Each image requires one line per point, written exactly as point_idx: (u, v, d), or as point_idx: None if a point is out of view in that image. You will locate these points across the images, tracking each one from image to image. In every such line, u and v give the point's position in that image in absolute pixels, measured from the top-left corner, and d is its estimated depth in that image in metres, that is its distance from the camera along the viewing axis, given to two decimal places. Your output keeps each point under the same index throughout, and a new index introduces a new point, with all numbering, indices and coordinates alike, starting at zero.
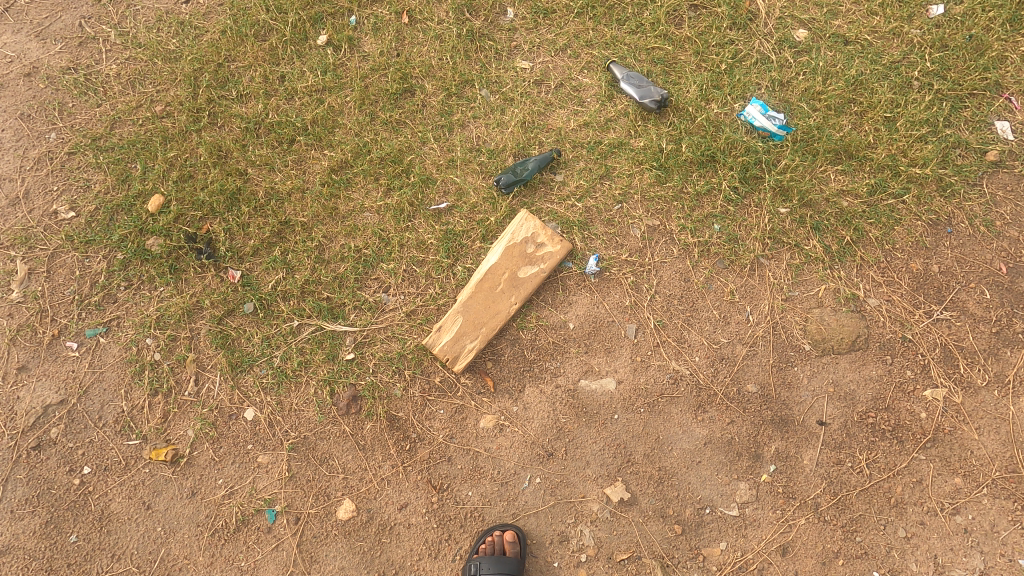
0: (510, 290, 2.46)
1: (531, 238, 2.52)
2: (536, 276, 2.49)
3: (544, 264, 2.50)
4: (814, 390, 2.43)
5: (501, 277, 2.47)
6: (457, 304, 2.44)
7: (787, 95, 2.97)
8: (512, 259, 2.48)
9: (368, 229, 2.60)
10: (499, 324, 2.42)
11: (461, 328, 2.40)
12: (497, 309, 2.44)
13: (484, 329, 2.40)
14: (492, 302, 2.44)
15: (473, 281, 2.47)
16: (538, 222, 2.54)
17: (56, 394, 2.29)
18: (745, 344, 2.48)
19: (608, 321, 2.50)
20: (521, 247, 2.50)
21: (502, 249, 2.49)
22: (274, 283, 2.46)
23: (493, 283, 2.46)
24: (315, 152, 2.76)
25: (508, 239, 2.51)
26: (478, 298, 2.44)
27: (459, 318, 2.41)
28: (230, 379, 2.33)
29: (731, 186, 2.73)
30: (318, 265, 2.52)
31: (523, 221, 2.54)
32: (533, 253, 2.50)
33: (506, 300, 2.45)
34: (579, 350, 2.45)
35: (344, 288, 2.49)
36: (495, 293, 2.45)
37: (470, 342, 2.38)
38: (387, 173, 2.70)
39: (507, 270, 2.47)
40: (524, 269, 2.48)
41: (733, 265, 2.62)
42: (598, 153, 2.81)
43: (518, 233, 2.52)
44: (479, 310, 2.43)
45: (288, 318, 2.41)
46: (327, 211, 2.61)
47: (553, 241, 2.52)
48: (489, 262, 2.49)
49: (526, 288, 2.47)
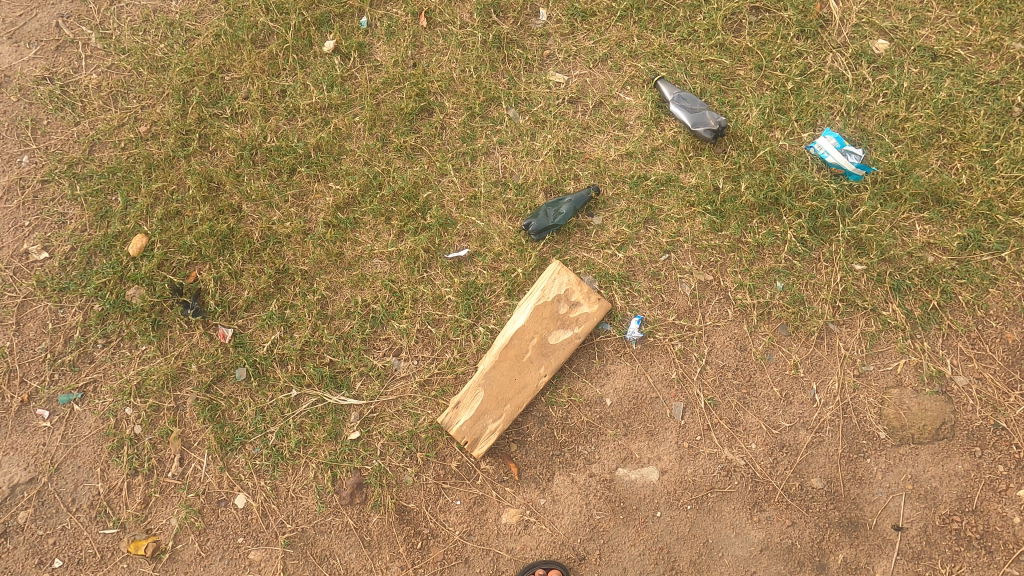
0: (539, 358, 2.14)
1: (564, 295, 2.18)
2: (569, 341, 2.16)
3: (578, 327, 2.18)
4: (889, 487, 2.10)
5: (529, 343, 2.14)
6: (478, 375, 2.11)
7: (864, 121, 2.55)
8: (543, 322, 2.16)
9: (377, 280, 2.27)
10: (526, 399, 2.11)
11: (483, 404, 2.08)
12: (524, 382, 2.12)
13: (509, 405, 2.10)
14: (519, 373, 2.12)
15: (497, 347, 2.14)
16: (573, 277, 2.20)
17: (26, 471, 2.03)
18: (810, 430, 2.15)
19: (651, 397, 2.18)
20: (553, 308, 2.17)
21: (531, 310, 2.15)
22: (270, 345, 2.16)
23: (519, 351, 2.13)
24: (318, 184, 2.41)
25: (538, 297, 2.17)
26: (502, 368, 2.12)
27: (481, 392, 2.09)
28: (219, 459, 2.05)
29: (798, 236, 2.33)
30: (321, 322, 2.21)
31: (555, 274, 2.19)
32: (567, 314, 2.17)
33: (535, 370, 2.13)
34: (616, 432, 2.14)
35: (349, 351, 2.19)
36: (522, 362, 2.13)
37: (493, 421, 2.08)
38: (400, 212, 2.36)
39: (536, 335, 2.15)
40: (556, 334, 2.16)
41: (799, 333, 2.25)
42: (643, 190, 2.43)
43: (550, 290, 2.18)
44: (503, 382, 2.11)
45: (286, 388, 2.12)
46: (331, 257, 2.28)
47: (590, 300, 2.19)
48: (515, 325, 2.15)
49: (557, 356, 2.15)
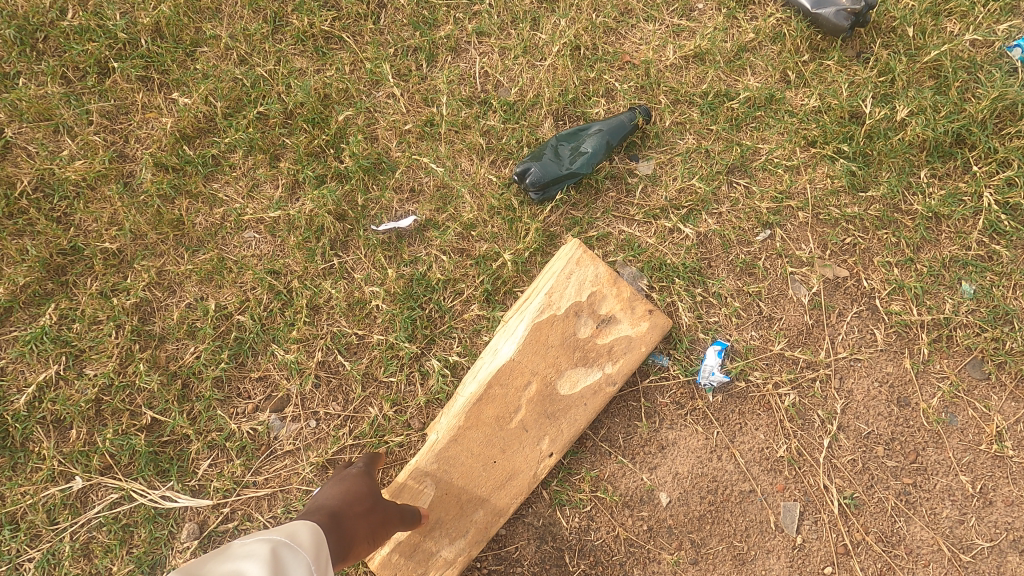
0: (537, 425, 1.15)
1: (587, 306, 1.17)
2: (594, 392, 1.17)
3: (612, 366, 1.18)
4: None
5: (521, 397, 1.14)
6: (425, 456, 1.12)
7: None
8: (546, 357, 1.15)
9: (247, 270, 1.25)
10: (513, 501, 1.14)
11: (432, 513, 1.11)
12: (510, 470, 1.14)
13: (482, 513, 1.12)
14: (500, 453, 1.14)
15: (461, 406, 1.14)
16: (604, 271, 1.18)
17: None
18: None
19: (743, 492, 1.20)
20: (565, 329, 1.16)
21: (525, 334, 1.14)
22: (35, 392, 1.15)
23: (502, 410, 1.14)
24: (150, 95, 1.35)
25: (539, 310, 1.15)
26: (470, 444, 1.13)
27: (428, 490, 1.11)
28: None
29: (1002, 203, 1.31)
30: (137, 348, 1.20)
31: (571, 266, 1.17)
32: (592, 341, 1.17)
33: (530, 448, 1.14)
34: (678, 558, 1.18)
35: (189, 402, 1.19)
36: (507, 431, 1.14)
37: (450, 543, 1.11)
38: (297, 147, 1.33)
39: (534, 381, 1.14)
40: (571, 378, 1.16)
41: (1003, 376, 1.26)
42: (725, 118, 1.41)
43: (561, 297, 1.16)
44: (471, 470, 1.13)
45: (62, 476, 1.13)
46: (162, 226, 1.25)
47: (635, 314, 1.18)
48: (496, 362, 1.15)
49: (572, 421, 1.16)
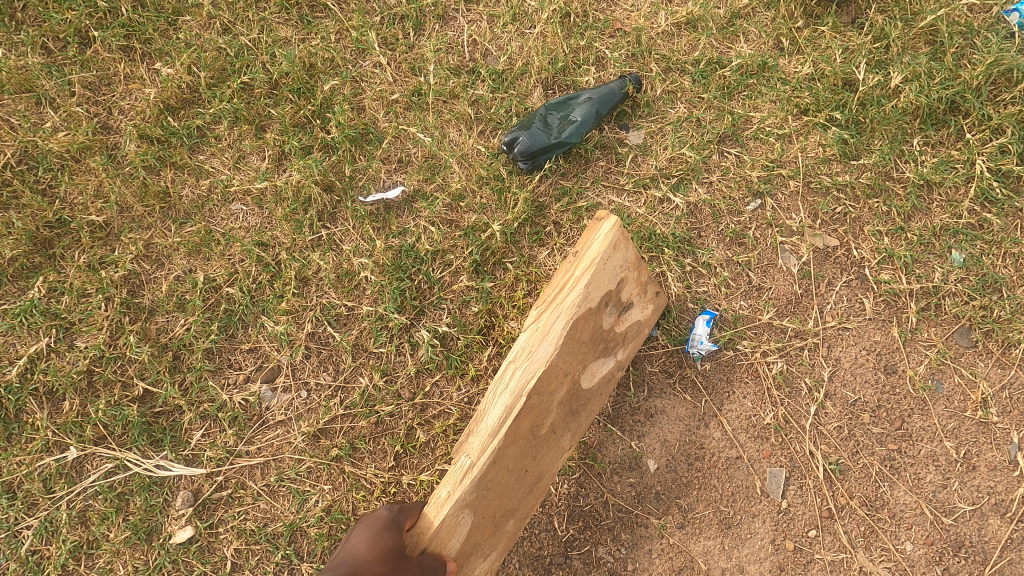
0: (564, 425, 1.06)
1: (615, 293, 1.04)
2: (608, 379, 1.12)
3: (624, 351, 1.12)
4: None
5: (555, 399, 1.02)
6: (462, 484, 0.94)
7: None
8: (579, 353, 1.03)
9: (234, 242, 1.25)
10: (541, 501, 1.08)
11: (468, 544, 0.97)
12: (541, 476, 1.05)
13: (514, 525, 1.04)
14: (532, 462, 1.02)
15: (491, 423, 0.96)
16: (632, 254, 1.04)
17: None
18: (1009, 519, 1.20)
19: (729, 458, 1.22)
20: (597, 321, 1.03)
21: (563, 332, 0.98)
22: (25, 364, 1.16)
23: (539, 418, 1.00)
24: (133, 65, 1.33)
25: (577, 303, 0.98)
26: (506, 462, 0.98)
27: (466, 521, 0.96)
28: None
29: (994, 169, 1.31)
30: (127, 320, 1.20)
31: (611, 250, 1.00)
32: (615, 330, 1.08)
33: (557, 448, 1.06)
34: (665, 524, 1.19)
35: (180, 372, 1.19)
36: (541, 438, 1.02)
37: (487, 563, 1.02)
38: (282, 118, 1.32)
39: (567, 380, 1.03)
40: (593, 370, 1.07)
41: (989, 343, 1.27)
42: (716, 86, 1.39)
43: (600, 287, 1.01)
44: (505, 489, 1.00)
45: (56, 446, 1.14)
46: (149, 198, 1.25)
47: (646, 297, 1.12)
48: (536, 367, 0.97)
49: (590, 413, 1.10)
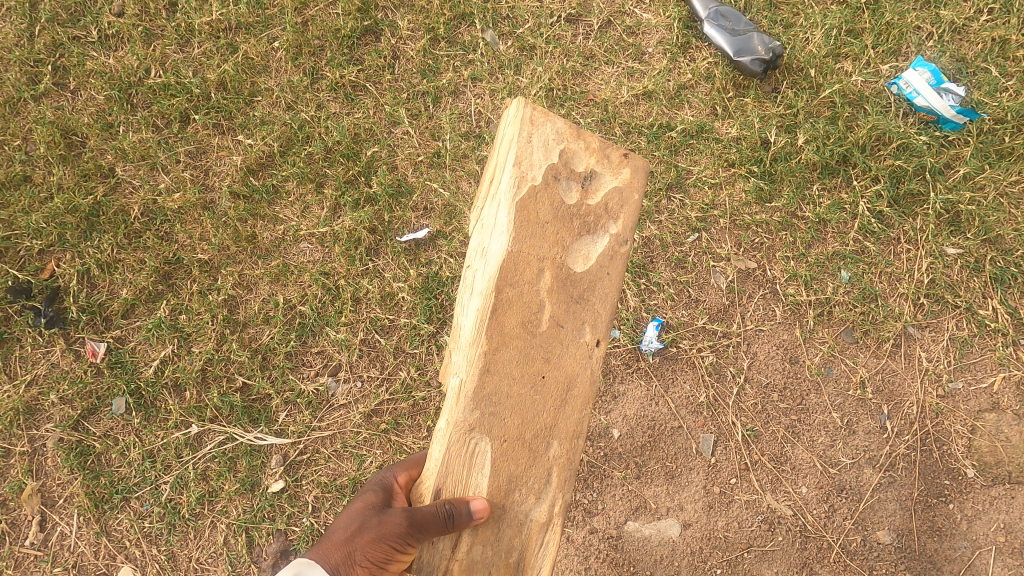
0: (571, 315, 1.03)
1: (562, 165, 1.03)
2: (611, 258, 1.06)
3: (615, 225, 1.07)
4: (976, 541, 1.62)
5: (539, 293, 1.01)
6: (458, 409, 0.96)
7: (963, 48, 1.91)
8: (546, 238, 1.01)
9: (305, 272, 1.68)
10: (583, 413, 1.03)
11: (504, 470, 0.98)
12: (560, 387, 1.02)
13: (557, 444, 1.02)
14: (544, 365, 1.01)
15: (471, 335, 0.98)
16: (562, 124, 1.04)
17: None
18: (878, 469, 1.64)
19: (672, 427, 1.65)
20: (554, 197, 1.02)
21: (511, 219, 0.99)
22: (158, 364, 1.59)
23: (521, 327, 0.99)
24: (223, 138, 1.76)
25: (513, 188, 1.00)
26: (500, 382, 0.98)
27: (481, 452, 0.97)
28: (94, 521, 1.52)
29: (873, 208, 1.74)
30: (229, 331, 1.63)
31: (528, 127, 1.01)
32: (585, 203, 1.05)
33: (574, 344, 1.03)
34: (626, 475, 1.62)
35: (269, 369, 1.62)
36: (536, 349, 1.00)
37: (539, 497, 1.00)
38: (336, 176, 1.74)
39: (544, 272, 1.01)
40: (583, 255, 1.04)
41: (867, 339, 1.70)
42: (665, 145, 1.81)
43: (533, 166, 1.01)
44: (520, 400, 0.99)
45: (182, 424, 1.57)
46: (240, 240, 1.68)
47: (614, 163, 1.07)
48: (491, 265, 0.99)
49: (603, 297, 1.05)
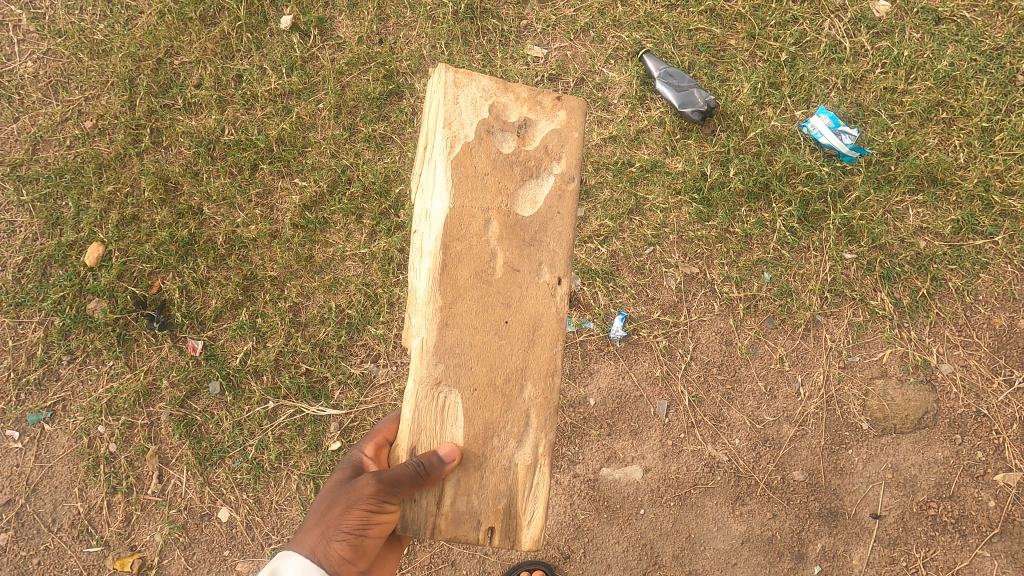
0: (525, 261, 1.24)
1: (492, 122, 1.24)
2: (558, 198, 1.27)
3: (558, 165, 1.28)
4: (870, 477, 2.13)
5: (489, 243, 1.22)
6: (426, 362, 1.19)
7: (860, 97, 2.35)
8: (489, 188, 1.23)
9: (351, 283, 2.18)
10: (551, 348, 1.25)
11: (480, 416, 1.21)
12: (526, 320, 1.24)
13: (529, 382, 1.24)
14: (504, 309, 1.23)
15: (431, 290, 1.20)
16: (487, 82, 1.25)
17: (2, 494, 1.99)
18: (794, 424, 2.15)
19: (636, 395, 2.15)
20: (492, 152, 1.24)
21: (453, 179, 1.21)
22: (243, 355, 2.09)
23: (477, 272, 1.22)
24: (284, 181, 2.26)
25: (450, 150, 1.21)
26: (467, 325, 1.21)
27: (455, 398, 1.20)
28: (199, 474, 2.02)
29: (787, 224, 2.24)
30: (294, 330, 2.13)
31: (454, 91, 1.23)
32: (524, 150, 1.26)
33: (531, 287, 1.24)
34: (601, 432, 2.12)
35: (326, 358, 2.12)
36: (497, 288, 1.22)
37: (521, 436, 1.23)
38: (372, 209, 2.23)
39: (493, 218, 1.23)
40: (529, 198, 1.26)
41: (785, 325, 2.21)
42: (627, 178, 2.29)
43: (464, 124, 1.23)
44: (484, 340, 1.22)
45: (262, 401, 2.07)
46: (300, 259, 2.18)
47: (548, 108, 1.28)
48: (440, 222, 1.22)
49: (555, 238, 1.26)
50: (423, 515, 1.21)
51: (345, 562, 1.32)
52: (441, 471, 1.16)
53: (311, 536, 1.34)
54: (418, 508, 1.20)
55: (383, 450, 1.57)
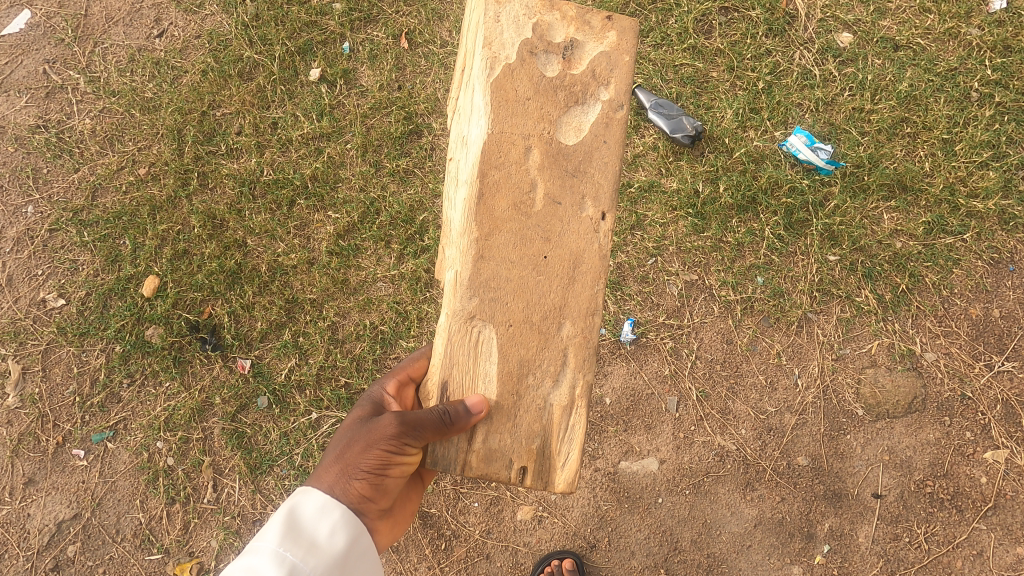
0: (569, 196, 1.39)
1: (535, 46, 1.39)
2: (607, 125, 1.41)
3: (606, 92, 1.42)
4: (868, 459, 2.33)
5: (529, 174, 1.38)
6: (459, 293, 1.36)
7: (832, 116, 2.61)
8: (532, 115, 1.38)
9: (383, 302, 2.40)
10: (593, 286, 1.39)
11: (518, 350, 1.37)
12: (565, 255, 1.38)
13: (569, 318, 1.38)
14: (543, 241, 1.38)
15: (467, 218, 1.37)
16: (531, 3, 1.41)
17: (69, 508, 2.23)
18: (794, 413, 2.36)
19: (648, 393, 2.36)
20: (536, 77, 1.39)
21: (493, 105, 1.37)
22: (287, 372, 2.32)
23: (517, 203, 1.37)
24: (318, 214, 2.48)
25: (492, 75, 1.37)
26: (505, 257, 1.37)
27: (489, 332, 1.36)
28: (251, 482, 2.26)
29: (775, 233, 2.46)
30: (333, 346, 2.35)
31: (498, 12, 1.39)
32: (569, 75, 1.40)
33: (577, 223, 1.39)
34: (618, 428, 2.34)
35: (363, 370, 2.34)
36: (537, 221, 1.37)
37: (556, 376, 1.38)
38: (399, 235, 2.45)
39: (534, 146, 1.38)
40: (575, 126, 1.41)
41: (779, 323, 2.42)
42: (627, 199, 2.52)
43: (507, 46, 1.39)
44: (523, 268, 1.37)
45: (306, 412, 2.30)
46: (336, 283, 2.40)
47: (597, 29, 1.42)
48: (479, 146, 1.38)
49: (603, 171, 1.40)
50: (453, 452, 1.38)
51: (365, 499, 1.46)
52: (466, 419, 1.32)
53: (331, 473, 1.47)
54: (448, 445, 1.37)
55: (405, 389, 1.71)
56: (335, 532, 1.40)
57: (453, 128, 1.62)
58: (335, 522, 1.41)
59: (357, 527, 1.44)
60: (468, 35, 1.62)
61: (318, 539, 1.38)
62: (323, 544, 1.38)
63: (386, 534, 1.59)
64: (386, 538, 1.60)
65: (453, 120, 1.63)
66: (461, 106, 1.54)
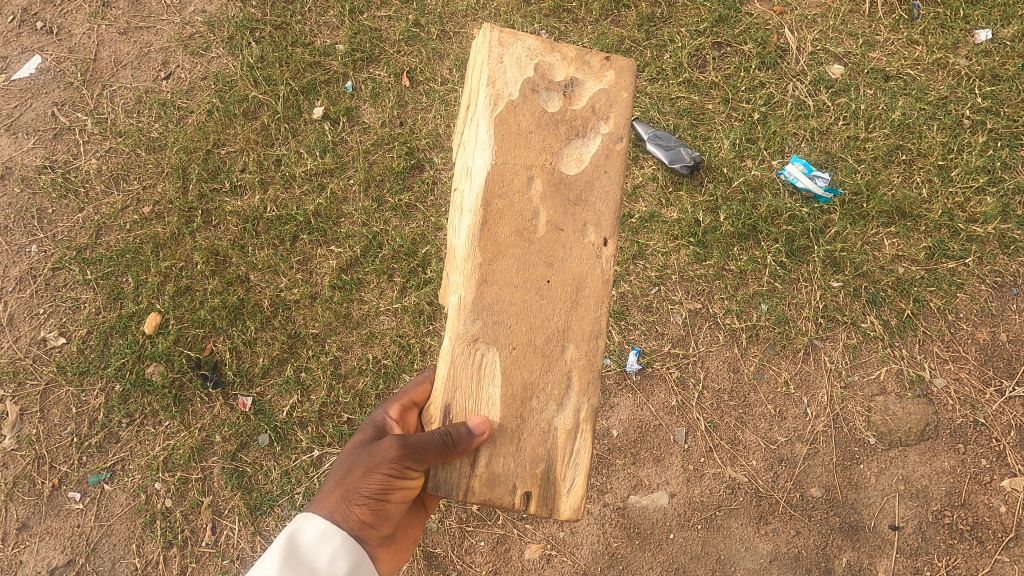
0: (572, 223, 1.39)
1: (537, 85, 1.42)
2: (608, 155, 1.43)
3: (605, 126, 1.44)
4: (884, 489, 2.27)
5: (532, 201, 1.39)
6: (463, 317, 1.35)
7: (828, 145, 2.64)
8: (534, 147, 1.40)
9: (386, 336, 2.39)
10: (596, 310, 1.39)
11: (523, 373, 1.35)
12: (569, 279, 1.38)
13: (573, 342, 1.37)
14: (547, 266, 1.38)
15: (470, 244, 1.37)
16: (532, 45, 1.44)
17: (63, 554, 2.17)
18: (804, 442, 2.32)
19: (655, 425, 2.32)
20: (538, 111, 1.41)
21: (497, 138, 1.38)
22: (289, 409, 2.29)
23: (520, 229, 1.37)
24: (321, 249, 2.48)
25: (495, 110, 1.40)
26: (508, 281, 1.36)
27: (493, 356, 1.35)
28: (251, 523, 2.21)
29: (777, 260, 2.46)
30: (335, 382, 2.33)
31: (500, 53, 1.42)
32: (571, 110, 1.43)
33: (581, 248, 1.39)
34: (626, 461, 2.29)
35: (365, 406, 2.31)
36: (540, 247, 1.38)
37: (560, 400, 1.36)
38: (402, 268, 2.45)
39: (536, 176, 1.39)
40: (576, 157, 1.42)
41: (786, 350, 2.40)
42: (628, 228, 2.52)
43: (510, 84, 1.41)
44: (526, 293, 1.36)
45: (309, 449, 2.26)
46: (339, 317, 2.39)
47: (595, 69, 1.46)
48: (482, 177, 1.38)
49: (605, 200, 1.41)
50: (456, 476, 1.34)
51: (367, 527, 1.42)
52: (469, 441, 1.29)
53: (331, 499, 1.43)
54: (450, 469, 1.33)
55: (408, 413, 1.69)
56: (335, 559, 1.37)
57: (456, 160, 1.64)
58: (335, 550, 1.38)
59: (358, 554, 1.40)
60: (470, 74, 1.65)
61: (318, 566, 1.34)
62: (323, 571, 1.34)
63: (388, 562, 1.54)
64: (388, 566, 1.55)
65: (456, 152, 1.64)
66: (465, 139, 1.56)
